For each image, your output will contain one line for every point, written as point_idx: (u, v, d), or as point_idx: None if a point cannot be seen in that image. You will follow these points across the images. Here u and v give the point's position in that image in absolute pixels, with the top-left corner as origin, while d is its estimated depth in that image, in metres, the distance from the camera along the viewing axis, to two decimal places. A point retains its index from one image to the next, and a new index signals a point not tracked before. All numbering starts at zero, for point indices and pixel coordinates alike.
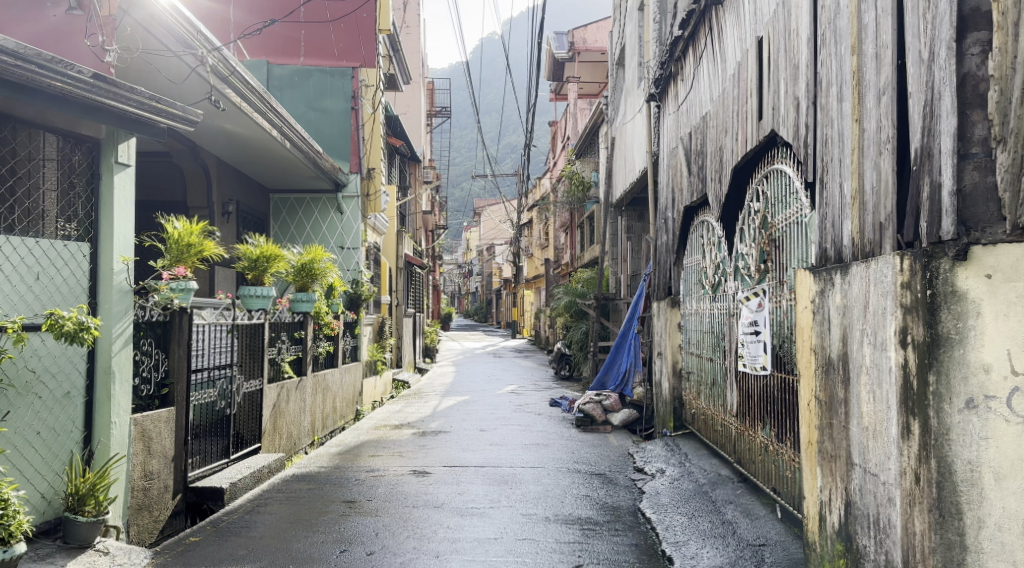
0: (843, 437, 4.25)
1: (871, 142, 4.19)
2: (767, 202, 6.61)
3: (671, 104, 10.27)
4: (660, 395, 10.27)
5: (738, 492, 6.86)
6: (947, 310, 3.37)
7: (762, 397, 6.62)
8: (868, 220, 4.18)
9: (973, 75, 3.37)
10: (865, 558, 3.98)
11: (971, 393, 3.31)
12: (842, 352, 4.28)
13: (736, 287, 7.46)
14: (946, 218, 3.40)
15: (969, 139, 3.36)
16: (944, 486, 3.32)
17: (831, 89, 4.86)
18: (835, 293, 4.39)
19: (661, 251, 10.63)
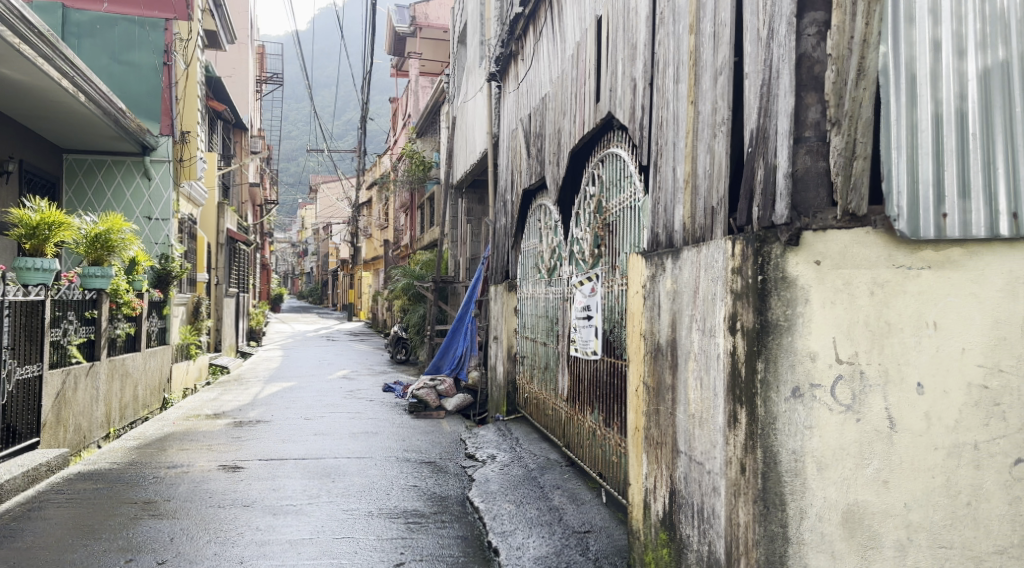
0: (669, 424, 4.10)
1: (705, 125, 4.04)
2: (602, 186, 6.46)
3: (512, 82, 10.01)
4: (494, 379, 10.05)
5: (566, 477, 6.73)
6: (776, 296, 3.22)
7: (591, 381, 6.49)
8: (700, 204, 4.03)
9: (809, 56, 3.24)
10: (687, 548, 3.83)
11: (797, 381, 3.19)
12: (671, 337, 4.12)
13: (570, 272, 7.28)
14: (780, 201, 3.25)
15: (802, 122, 3.23)
16: (769, 477, 3.19)
17: (667, 69, 4.71)
18: (666, 277, 4.21)
19: (499, 234, 10.42)
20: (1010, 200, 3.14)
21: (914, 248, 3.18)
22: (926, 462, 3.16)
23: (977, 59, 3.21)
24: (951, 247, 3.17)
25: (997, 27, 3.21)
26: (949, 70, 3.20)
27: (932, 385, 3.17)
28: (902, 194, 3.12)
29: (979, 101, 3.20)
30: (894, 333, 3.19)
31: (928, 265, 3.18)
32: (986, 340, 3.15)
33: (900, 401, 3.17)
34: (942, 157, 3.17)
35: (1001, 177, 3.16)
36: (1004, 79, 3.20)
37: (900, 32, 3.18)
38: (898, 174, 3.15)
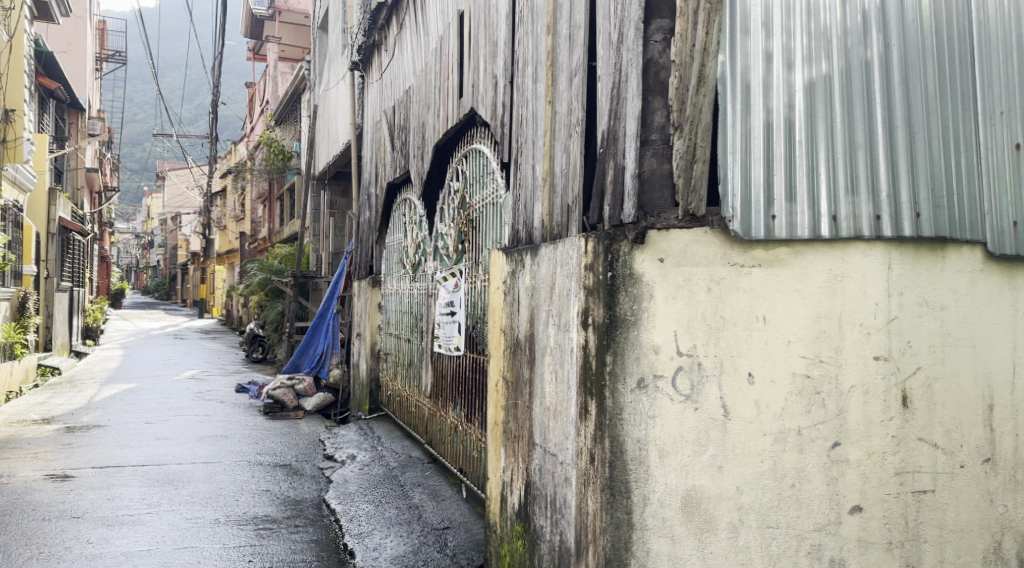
0: (526, 418, 4.17)
1: (562, 124, 4.13)
2: (465, 181, 6.47)
3: (375, 73, 9.87)
4: (357, 377, 9.91)
5: (427, 474, 6.72)
6: (624, 291, 3.36)
7: (453, 377, 6.51)
8: (557, 202, 4.11)
9: (655, 62, 3.45)
10: (540, 539, 3.92)
11: (642, 373, 3.33)
12: (529, 332, 4.19)
13: (435, 267, 7.27)
14: (628, 201, 3.45)
15: (649, 125, 3.44)
16: (615, 465, 3.32)
17: (526, 68, 4.77)
18: (525, 273, 4.28)
19: (362, 228, 10.27)
20: (831, 203, 3.36)
21: (746, 247, 3.35)
22: (757, 447, 3.32)
23: (803, 72, 3.42)
24: (780, 247, 3.36)
25: (822, 42, 3.43)
26: (778, 81, 3.42)
27: (761, 375, 3.34)
28: (736, 195, 3.33)
29: (805, 111, 3.41)
30: (728, 327, 3.35)
31: (759, 263, 3.35)
32: (809, 333, 3.35)
33: (733, 391, 3.33)
34: (772, 163, 3.38)
35: (823, 183, 3.38)
36: (827, 91, 3.41)
37: (736, 43, 3.41)
38: (733, 177, 3.36)
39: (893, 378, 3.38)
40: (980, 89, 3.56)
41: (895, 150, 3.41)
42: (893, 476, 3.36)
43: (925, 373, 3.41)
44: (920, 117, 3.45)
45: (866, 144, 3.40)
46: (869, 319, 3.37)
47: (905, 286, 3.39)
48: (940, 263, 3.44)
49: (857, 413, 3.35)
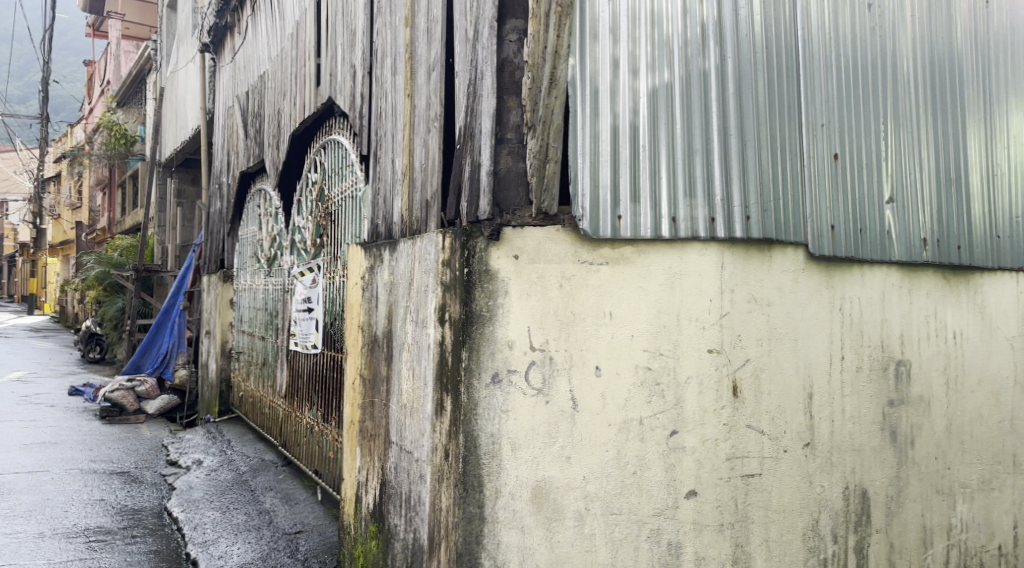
0: (383, 416, 4.16)
1: (420, 118, 4.13)
2: (324, 173, 6.35)
3: (228, 55, 9.50)
4: (207, 377, 9.52)
5: (280, 477, 6.57)
6: (480, 288, 3.41)
7: (310, 375, 6.38)
8: (416, 197, 4.11)
9: (510, 62, 3.53)
10: (394, 537, 3.92)
11: (496, 368, 3.41)
12: (386, 329, 4.17)
13: (291, 261, 7.09)
14: (483, 198, 3.51)
15: (505, 124, 3.52)
16: (469, 460, 3.38)
17: (385, 60, 4.74)
18: (383, 269, 4.26)
19: (214, 219, 9.87)
20: (671, 205, 3.55)
21: (595, 246, 3.48)
22: (602, 437, 3.46)
23: (647, 79, 3.59)
24: (625, 246, 3.51)
25: (665, 52, 3.61)
26: (624, 87, 3.56)
27: (607, 368, 3.48)
28: (585, 195, 3.46)
29: (648, 117, 3.58)
30: (578, 323, 3.46)
31: (606, 262, 3.49)
32: (651, 328, 3.52)
33: (582, 384, 3.45)
34: (618, 166, 3.53)
35: (664, 186, 3.56)
36: (668, 98, 3.60)
37: (586, 49, 3.53)
38: (582, 177, 3.48)
39: (724, 368, 3.61)
40: (803, 102, 3.88)
41: (728, 156, 3.65)
42: (725, 461, 3.59)
43: (752, 365, 3.67)
44: (751, 125, 3.70)
45: (703, 150, 3.62)
46: (704, 315, 3.58)
47: (736, 284, 3.64)
48: (766, 262, 3.70)
49: (693, 403, 3.55)
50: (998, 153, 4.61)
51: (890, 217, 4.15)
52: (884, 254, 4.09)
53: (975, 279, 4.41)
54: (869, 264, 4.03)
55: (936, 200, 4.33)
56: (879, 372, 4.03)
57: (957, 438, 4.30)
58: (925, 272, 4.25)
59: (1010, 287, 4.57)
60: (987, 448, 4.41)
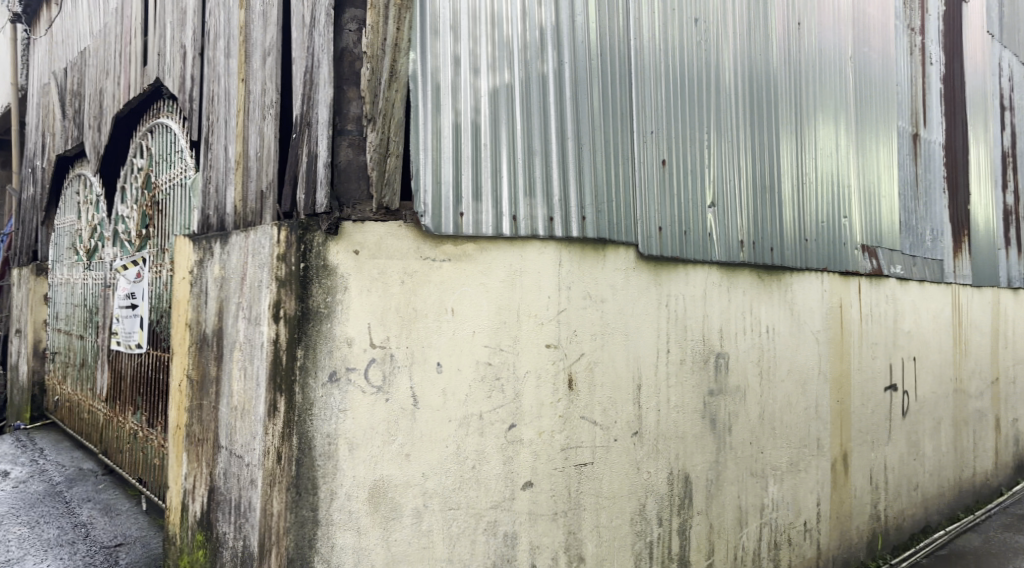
0: (211, 419, 3.97)
1: (256, 105, 3.97)
2: (151, 159, 5.97)
3: (43, 28, 8.75)
4: (16, 380, 8.75)
5: (99, 487, 6.13)
6: (317, 283, 3.31)
7: (134, 375, 6.00)
8: (251, 187, 3.94)
9: (349, 52, 3.46)
10: (223, 546, 3.75)
11: (333, 366, 3.32)
12: (217, 327, 3.98)
13: (114, 254, 6.64)
14: (320, 190, 3.38)
15: (345, 115, 3.43)
16: (303, 463, 3.27)
17: (218, 42, 4.51)
18: (214, 263, 4.06)
19: (25, 207, 9.07)
20: (512, 204, 3.60)
21: (437, 242, 3.47)
22: (442, 433, 3.45)
23: (488, 79, 3.61)
24: (467, 242, 3.52)
25: (505, 52, 3.66)
26: (466, 85, 3.56)
27: (448, 364, 3.48)
28: (428, 191, 3.42)
29: (489, 116, 3.60)
30: (420, 319, 3.44)
31: (448, 258, 3.48)
32: (492, 323, 3.56)
33: (422, 381, 3.43)
34: (460, 163, 3.52)
35: (505, 184, 3.61)
36: (508, 98, 3.65)
37: (426, 44, 3.48)
38: (424, 174, 3.43)
39: (561, 362, 3.73)
40: (636, 110, 4.17)
41: (566, 158, 3.80)
42: (560, 452, 3.71)
43: (587, 358, 3.83)
44: (587, 130, 3.89)
45: (542, 152, 3.73)
46: (543, 312, 3.68)
47: (573, 281, 3.78)
48: (602, 262, 3.90)
49: (531, 396, 3.64)
50: (799, 171, 5.47)
51: (712, 221, 4.62)
52: (706, 254, 4.54)
53: (783, 277, 5.19)
54: (693, 264, 4.44)
55: (751, 206, 4.95)
56: (701, 363, 4.48)
57: (769, 424, 5.00)
58: (742, 272, 4.82)
59: (815, 284, 5.53)
60: (794, 434, 5.25)
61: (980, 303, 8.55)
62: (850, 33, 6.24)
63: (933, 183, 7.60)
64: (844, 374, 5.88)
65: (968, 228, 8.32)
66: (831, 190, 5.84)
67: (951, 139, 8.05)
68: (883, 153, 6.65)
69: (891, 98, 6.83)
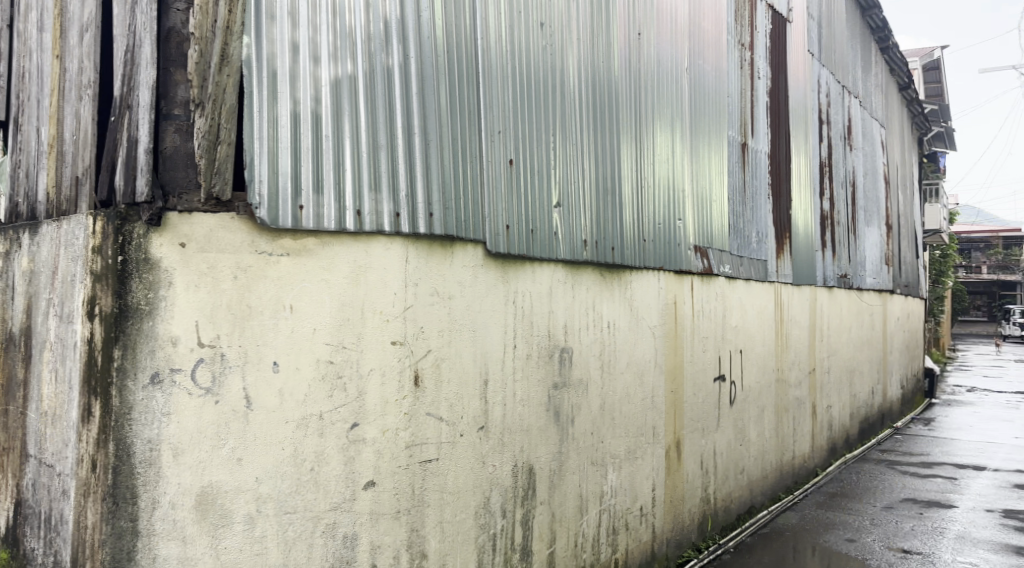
0: (19, 426, 3.63)
1: (72, 85, 3.65)
2: None
3: None
4: None
5: None
6: (137, 278, 3.09)
7: None
8: (66, 173, 3.62)
9: (177, 32, 3.27)
10: (31, 563, 3.43)
11: (156, 366, 3.11)
12: (25, 325, 3.63)
13: None
14: (141, 177, 3.15)
15: (171, 99, 3.26)
16: (120, 471, 3.04)
17: (30, 14, 4.12)
18: (22, 255, 3.72)
19: None
20: (355, 198, 3.51)
21: (274, 236, 3.31)
22: (278, 435, 3.29)
23: (329, 69, 3.49)
24: (307, 237, 3.38)
25: (347, 43, 3.55)
26: (305, 75, 3.43)
27: (286, 363, 3.32)
28: (263, 182, 3.26)
29: (331, 108, 3.49)
30: (254, 316, 3.27)
31: (286, 253, 3.34)
32: (333, 321, 3.43)
33: (256, 381, 3.26)
34: (299, 155, 3.39)
35: (348, 178, 3.51)
36: (351, 90, 3.55)
37: (263, 29, 3.32)
38: (259, 164, 3.28)
39: (406, 359, 3.66)
40: (483, 109, 4.17)
41: (412, 153, 3.75)
42: (404, 449, 3.64)
43: (434, 354, 3.79)
44: (434, 126, 3.86)
45: (387, 146, 3.65)
46: (388, 308, 3.59)
47: (420, 278, 3.73)
48: (449, 258, 3.88)
49: (375, 395, 3.54)
50: (638, 174, 5.67)
51: (558, 220, 4.71)
52: (552, 253, 4.63)
53: (624, 276, 5.38)
54: (539, 262, 4.52)
55: (593, 207, 5.09)
56: (546, 358, 4.55)
57: (608, 414, 5.17)
58: (584, 270, 4.95)
59: (653, 282, 5.77)
60: (631, 423, 5.47)
61: (799, 300, 9.20)
62: (687, 45, 6.52)
63: (759, 189, 8.12)
64: (678, 365, 6.17)
65: (789, 231, 8.92)
66: (667, 194, 6.11)
67: (774, 149, 8.62)
68: (714, 159, 7.02)
69: (723, 109, 7.21)
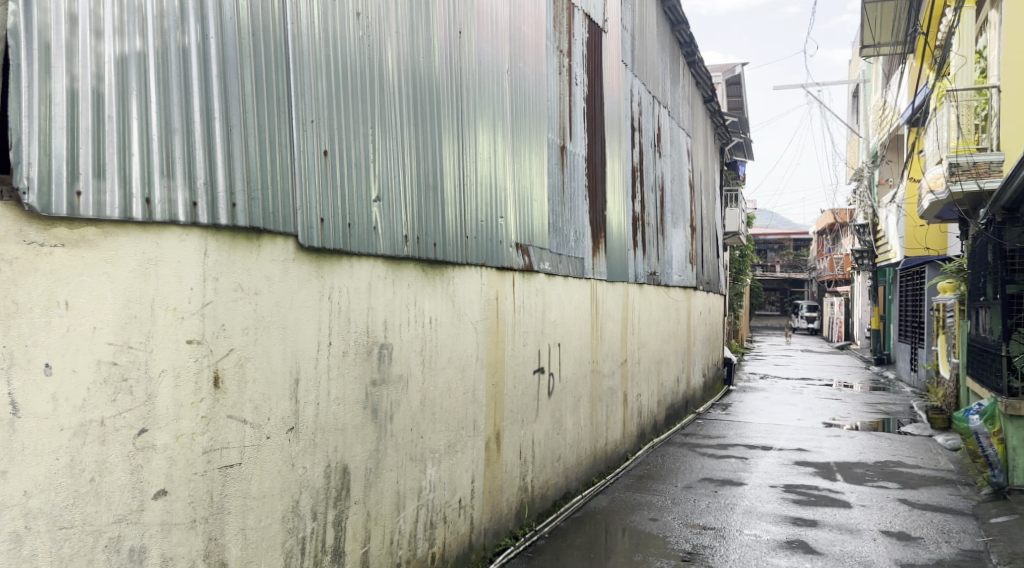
0: None
1: None
2: None
3: None
4: None
5: None
6: None
7: None
8: None
9: None
10: None
11: None
12: None
13: None
14: None
15: None
16: None
17: None
18: None
19: None
20: (143, 185, 3.24)
21: (46, 225, 2.98)
22: (50, 444, 2.95)
23: (114, 44, 3.19)
24: (86, 226, 3.08)
25: (136, 17, 3.26)
26: (86, 49, 3.10)
27: (61, 365, 2.99)
28: (32, 165, 2.93)
29: (116, 87, 3.20)
30: (21, 314, 2.90)
31: (61, 244, 3.01)
32: (118, 318, 3.15)
33: (24, 385, 2.89)
34: (77, 136, 3.09)
35: (135, 163, 3.24)
36: (140, 69, 3.27)
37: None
38: (28, 144, 2.94)
39: (204, 359, 3.45)
40: (293, 97, 3.99)
41: (211, 139, 3.53)
42: (200, 455, 3.42)
43: (237, 353, 3.60)
44: (237, 111, 3.65)
45: (182, 129, 3.41)
46: (184, 304, 3.37)
47: (221, 272, 3.52)
48: (255, 251, 3.70)
49: (166, 397, 3.30)
50: (460, 171, 5.67)
51: (377, 214, 4.62)
52: (371, 247, 4.53)
53: (445, 271, 5.37)
54: (356, 257, 4.41)
55: (414, 202, 5.03)
56: (362, 354, 4.44)
57: (428, 410, 5.13)
58: (405, 265, 4.89)
59: (475, 278, 5.80)
60: (451, 418, 5.46)
61: (613, 295, 9.58)
62: (507, 47, 6.59)
63: (577, 190, 8.37)
64: (500, 359, 6.26)
65: (604, 231, 9.27)
66: (489, 192, 6.14)
67: (591, 152, 8.90)
68: (535, 160, 7.15)
69: (543, 112, 7.37)
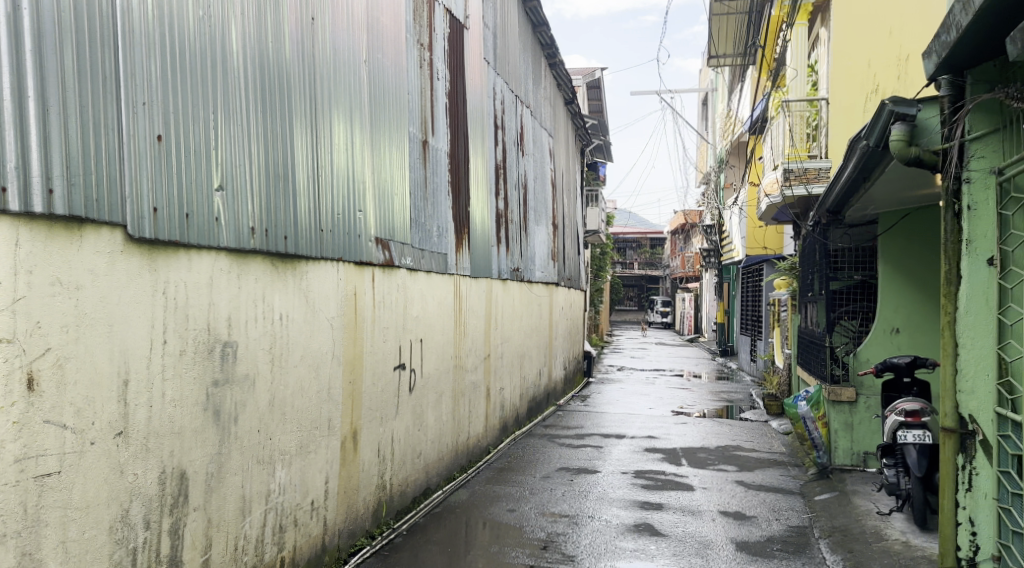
0: None
1: None
2: None
3: None
4: None
5: None
6: None
7: None
8: None
9: None
10: None
11: None
12: None
13: None
14: None
15: None
16: None
17: None
18: None
19: None
20: None
21: None
22: None
23: None
24: None
25: None
26: None
27: None
28: None
29: None
30: None
31: None
32: None
33: None
34: None
35: None
36: None
37: None
38: None
39: (17, 360, 3.18)
40: (122, 78, 3.74)
41: (25, 120, 3.25)
42: (13, 463, 3.16)
43: (55, 353, 3.34)
44: (55, 91, 3.38)
45: None
46: None
47: (35, 265, 3.26)
48: (77, 241, 3.45)
49: None
50: (314, 162, 5.50)
51: (220, 204, 4.40)
52: (212, 239, 4.31)
53: (297, 265, 5.20)
54: (196, 249, 4.19)
55: (263, 193, 4.84)
56: (202, 353, 4.24)
57: (277, 410, 4.96)
58: (252, 259, 4.70)
59: (331, 273, 5.65)
60: (303, 417, 5.30)
61: (476, 291, 9.60)
62: (363, 37, 6.45)
63: (439, 185, 8.33)
64: (357, 356, 6.13)
65: (467, 227, 9.26)
66: (345, 184, 6.00)
67: (453, 148, 8.88)
68: (395, 153, 7.05)
69: (403, 105, 7.27)
